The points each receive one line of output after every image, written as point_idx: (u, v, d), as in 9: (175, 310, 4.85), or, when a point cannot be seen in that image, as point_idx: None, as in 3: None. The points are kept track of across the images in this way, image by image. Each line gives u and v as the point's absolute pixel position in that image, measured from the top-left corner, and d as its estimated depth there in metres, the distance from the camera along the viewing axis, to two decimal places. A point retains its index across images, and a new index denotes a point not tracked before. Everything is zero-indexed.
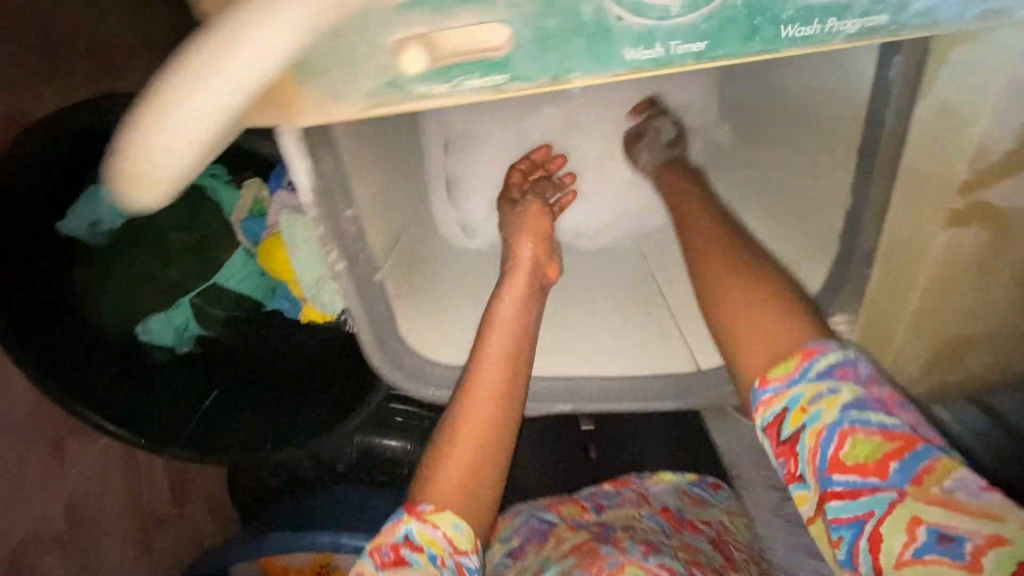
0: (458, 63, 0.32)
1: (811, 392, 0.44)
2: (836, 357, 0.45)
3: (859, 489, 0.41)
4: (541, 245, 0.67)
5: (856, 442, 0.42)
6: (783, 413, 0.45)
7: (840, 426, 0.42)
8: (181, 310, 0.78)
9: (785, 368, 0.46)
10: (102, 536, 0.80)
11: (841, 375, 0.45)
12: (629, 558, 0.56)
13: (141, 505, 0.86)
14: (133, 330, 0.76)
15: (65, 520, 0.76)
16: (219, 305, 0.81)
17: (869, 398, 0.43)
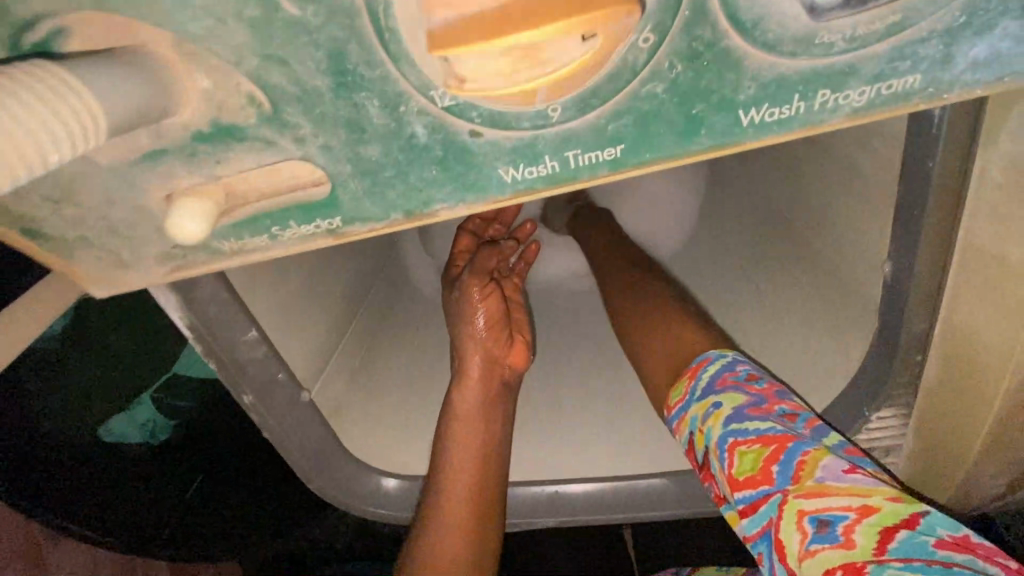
0: (264, 213, 0.32)
1: (701, 410, 0.44)
2: (718, 365, 0.46)
3: (755, 502, 0.39)
4: (496, 329, 0.54)
5: (741, 453, 0.40)
6: (691, 438, 0.45)
7: (725, 441, 0.41)
8: (144, 405, 0.74)
9: (676, 393, 0.48)
10: None
11: (721, 385, 0.44)
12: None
13: None
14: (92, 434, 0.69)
15: None
16: (183, 398, 0.77)
17: (747, 406, 0.42)
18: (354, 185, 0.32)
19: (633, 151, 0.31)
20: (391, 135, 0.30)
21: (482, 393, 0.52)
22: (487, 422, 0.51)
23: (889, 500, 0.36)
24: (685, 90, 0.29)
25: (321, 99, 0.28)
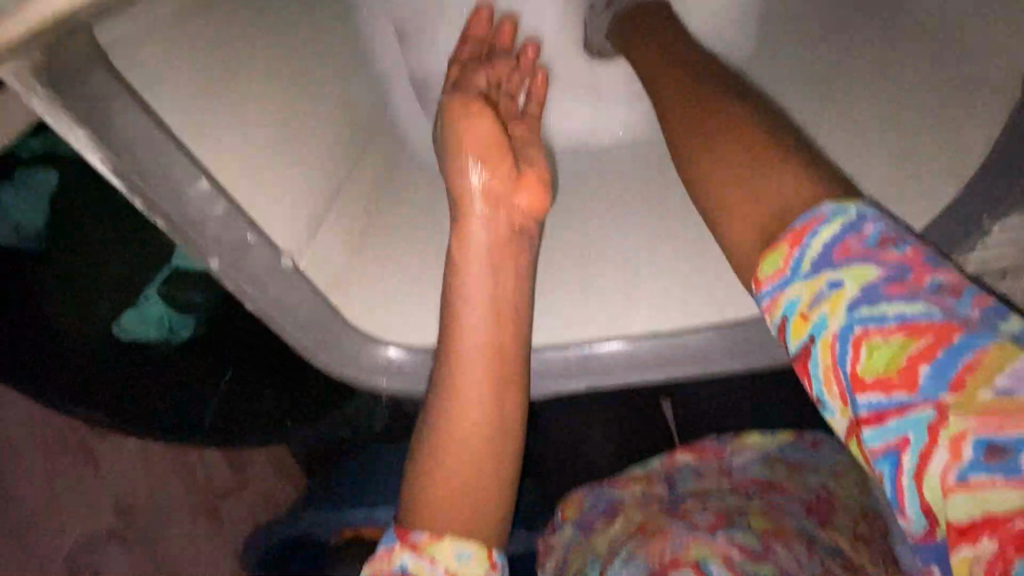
0: None
1: (810, 293, 0.30)
2: (839, 226, 0.30)
3: (886, 413, 0.27)
4: (495, 161, 0.47)
5: (873, 348, 0.28)
6: (784, 323, 0.31)
7: (853, 330, 0.28)
8: (154, 301, 0.71)
9: (774, 261, 0.32)
10: (166, 524, 0.82)
11: (841, 250, 0.30)
12: (694, 537, 0.49)
13: (197, 493, 0.86)
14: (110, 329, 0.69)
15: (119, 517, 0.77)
16: (191, 290, 0.72)
17: (882, 281, 0.29)
18: None
19: None
20: None
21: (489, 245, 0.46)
22: (495, 276, 0.46)
23: None
24: None
25: None
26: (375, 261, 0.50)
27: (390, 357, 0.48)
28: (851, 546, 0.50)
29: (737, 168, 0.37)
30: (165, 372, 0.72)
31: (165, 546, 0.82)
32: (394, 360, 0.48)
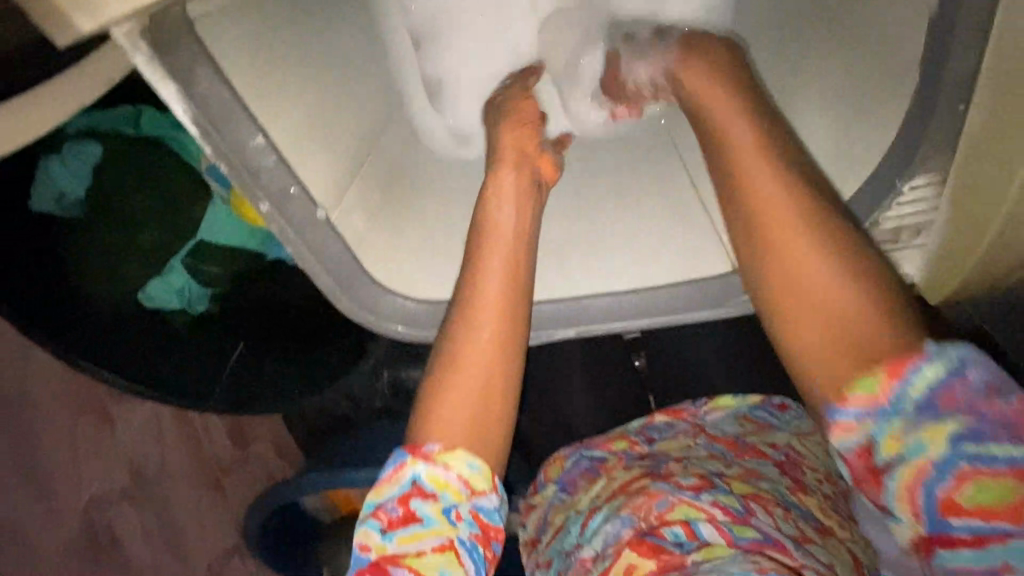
0: None
1: (917, 431, 0.36)
2: (938, 370, 0.36)
3: (986, 538, 0.33)
4: (519, 130, 0.59)
5: (976, 490, 0.34)
6: (872, 443, 0.37)
7: (956, 465, 0.34)
8: (177, 272, 0.76)
9: (869, 387, 0.38)
10: (175, 488, 0.87)
11: (943, 399, 0.36)
12: (676, 495, 0.49)
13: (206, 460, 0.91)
14: (137, 293, 0.75)
15: (132, 478, 0.82)
16: (213, 264, 0.78)
17: (984, 425, 0.34)
18: None
19: None
20: None
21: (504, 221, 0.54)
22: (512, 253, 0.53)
23: None
24: None
25: None
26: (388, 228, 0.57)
27: (404, 307, 0.57)
28: (819, 513, 0.51)
29: (810, 301, 0.41)
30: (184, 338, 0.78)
31: (172, 509, 0.86)
32: (407, 309, 0.57)
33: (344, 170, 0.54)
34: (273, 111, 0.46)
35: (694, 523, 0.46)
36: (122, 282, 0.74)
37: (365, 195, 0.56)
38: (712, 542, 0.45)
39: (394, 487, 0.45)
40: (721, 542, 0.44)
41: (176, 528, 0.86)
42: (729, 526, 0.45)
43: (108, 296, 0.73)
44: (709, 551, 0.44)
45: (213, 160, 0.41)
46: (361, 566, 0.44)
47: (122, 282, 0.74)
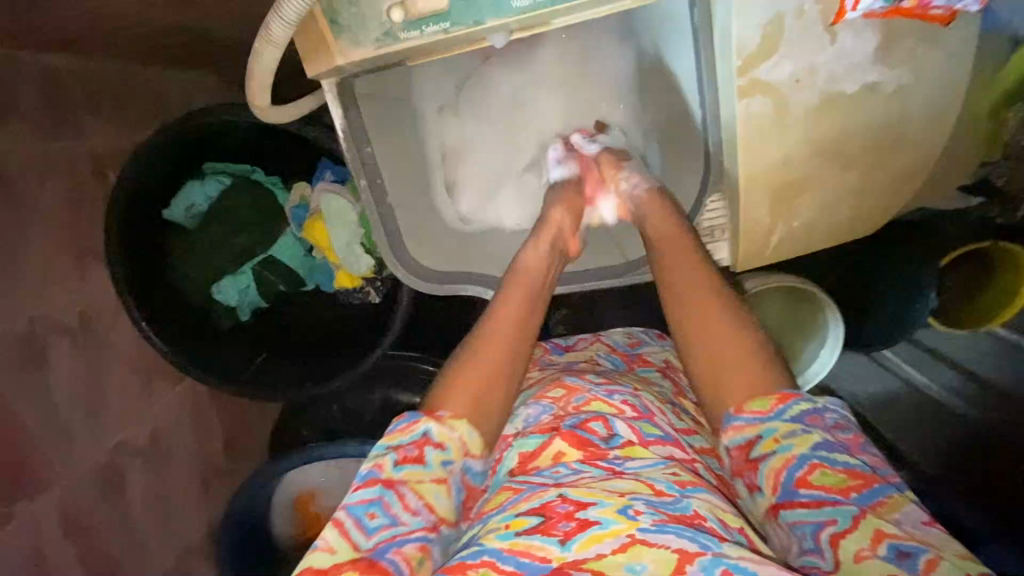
0: (427, 19, 0.58)
1: (785, 430, 0.54)
2: (805, 406, 0.55)
3: (822, 500, 0.49)
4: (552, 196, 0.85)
5: (819, 475, 0.50)
6: (754, 438, 0.55)
7: (810, 460, 0.51)
8: (246, 274, 1.04)
9: (762, 404, 0.56)
10: (175, 466, 0.98)
11: (812, 422, 0.54)
12: (594, 394, 0.64)
13: (205, 451, 1.04)
14: (213, 285, 1.04)
15: (149, 444, 0.94)
16: (274, 274, 1.06)
17: (836, 442, 0.52)
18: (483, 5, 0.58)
19: None
20: None
21: (522, 282, 0.75)
22: (527, 310, 0.72)
23: (957, 553, 0.45)
24: None
25: None
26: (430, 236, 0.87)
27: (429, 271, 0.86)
28: (692, 410, 0.72)
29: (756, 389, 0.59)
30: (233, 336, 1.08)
31: (168, 485, 0.96)
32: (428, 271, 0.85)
33: (412, 190, 0.85)
34: (381, 135, 0.78)
35: (617, 420, 0.60)
36: (207, 276, 1.04)
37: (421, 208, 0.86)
38: (633, 440, 0.58)
39: (406, 435, 0.58)
40: (636, 445, 0.58)
41: (167, 504, 0.95)
42: (637, 422, 0.60)
43: (189, 288, 1.04)
44: (629, 447, 0.58)
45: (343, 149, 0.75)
46: (368, 479, 0.55)
47: (207, 276, 1.04)
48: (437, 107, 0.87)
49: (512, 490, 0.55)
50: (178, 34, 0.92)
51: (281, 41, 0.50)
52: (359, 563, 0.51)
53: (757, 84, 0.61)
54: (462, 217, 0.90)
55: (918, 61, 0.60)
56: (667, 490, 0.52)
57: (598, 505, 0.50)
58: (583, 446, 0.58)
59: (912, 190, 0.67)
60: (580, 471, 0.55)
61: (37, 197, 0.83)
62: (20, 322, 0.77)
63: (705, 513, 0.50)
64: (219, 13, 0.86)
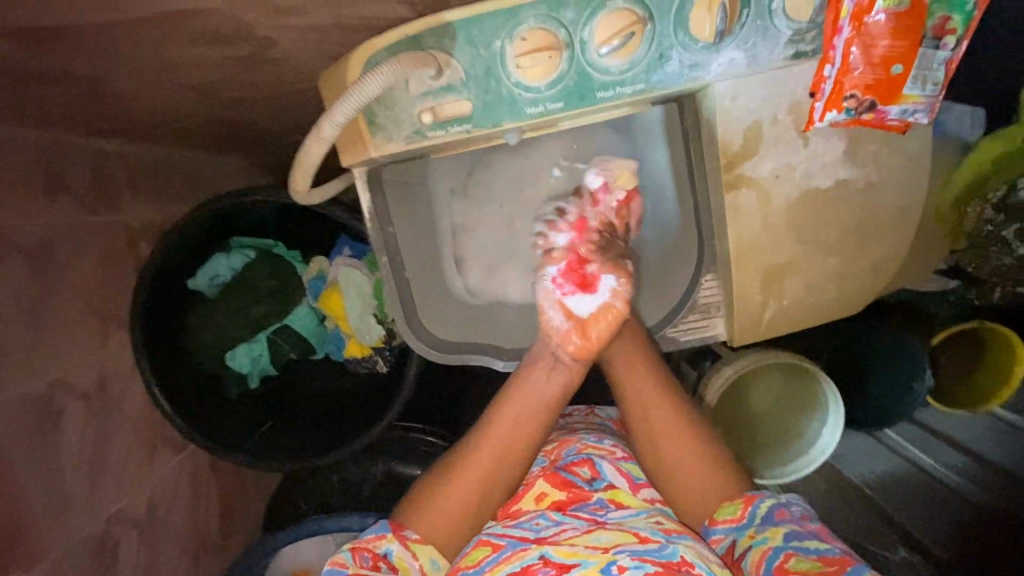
0: (452, 121, 0.66)
1: (759, 527, 0.62)
2: (770, 502, 0.64)
3: None
4: None
5: (793, 561, 0.57)
6: (732, 541, 0.63)
7: (786, 550, 0.59)
8: (260, 341, 1.08)
9: (733, 512, 0.65)
10: (167, 540, 0.95)
11: (780, 517, 0.62)
12: (582, 446, 0.71)
13: (198, 525, 1.01)
14: (225, 354, 1.07)
15: (146, 514, 0.91)
16: (287, 340, 1.09)
17: (804, 532, 0.60)
18: (503, 110, 0.65)
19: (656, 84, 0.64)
20: (571, 77, 0.63)
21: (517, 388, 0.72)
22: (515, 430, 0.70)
23: None
24: (649, 62, 0.63)
25: (470, 82, 0.64)
26: (429, 313, 0.89)
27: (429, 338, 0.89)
28: None
29: None
30: (243, 403, 1.10)
31: (159, 560, 0.92)
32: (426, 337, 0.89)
33: (425, 269, 0.88)
34: (400, 214, 0.84)
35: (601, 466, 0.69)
36: (223, 344, 1.06)
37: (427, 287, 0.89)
38: (615, 485, 0.67)
39: (371, 544, 0.62)
40: (619, 501, 0.65)
41: None
42: (624, 464, 0.70)
43: (203, 353, 1.06)
44: (613, 490, 0.66)
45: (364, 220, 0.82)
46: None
47: (223, 344, 1.06)
48: (450, 186, 0.87)
49: (491, 544, 0.61)
50: (215, 125, 1.01)
51: (330, 138, 0.60)
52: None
53: (741, 178, 0.69)
54: (471, 290, 0.90)
55: (882, 162, 0.68)
56: (652, 536, 0.58)
57: (581, 567, 0.55)
58: (566, 489, 0.65)
59: (890, 271, 0.72)
60: (562, 523, 0.61)
61: (73, 266, 0.88)
62: (42, 383, 0.79)
63: (693, 560, 0.56)
64: (258, 110, 0.96)
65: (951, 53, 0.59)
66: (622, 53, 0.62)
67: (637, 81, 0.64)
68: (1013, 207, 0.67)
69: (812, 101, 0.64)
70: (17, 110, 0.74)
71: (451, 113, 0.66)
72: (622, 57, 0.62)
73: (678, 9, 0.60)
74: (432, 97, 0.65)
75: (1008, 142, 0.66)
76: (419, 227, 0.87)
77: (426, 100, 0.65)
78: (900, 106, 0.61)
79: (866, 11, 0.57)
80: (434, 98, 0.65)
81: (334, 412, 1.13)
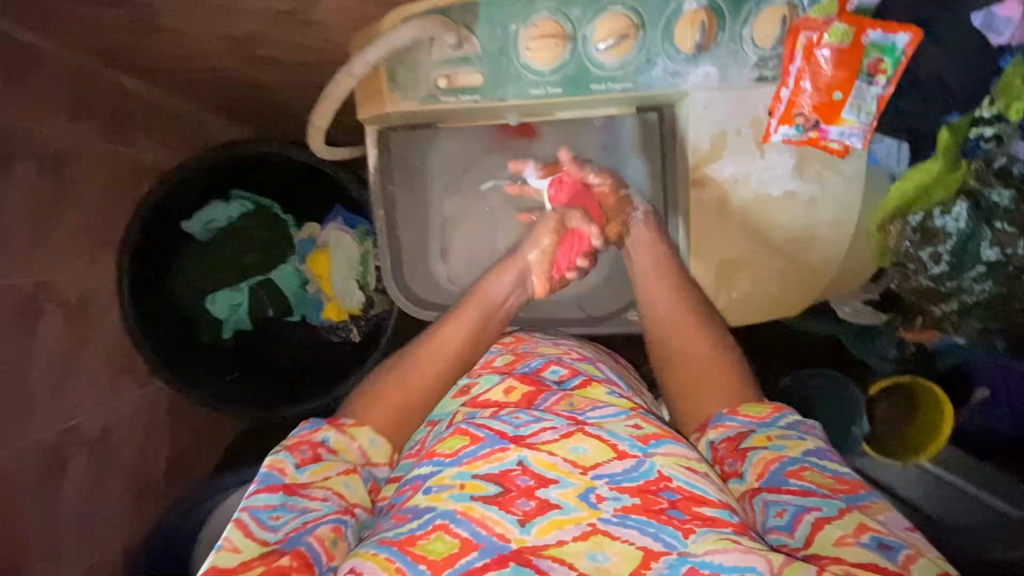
0: (463, 91, 0.75)
1: (780, 430, 0.58)
2: (794, 414, 0.60)
3: (809, 493, 0.52)
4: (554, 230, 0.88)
5: (809, 473, 0.53)
6: (745, 434, 0.59)
7: (802, 460, 0.55)
8: (242, 291, 1.12)
9: (758, 411, 0.62)
10: (113, 469, 0.94)
11: (804, 430, 0.59)
12: (542, 343, 0.67)
13: (145, 465, 1.00)
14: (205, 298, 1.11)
15: (99, 437, 0.91)
16: (269, 295, 1.14)
17: (827, 452, 0.56)
18: (510, 86, 0.75)
19: (643, 84, 0.75)
20: (572, 64, 0.74)
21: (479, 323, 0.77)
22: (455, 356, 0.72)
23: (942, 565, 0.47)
24: (640, 60, 0.73)
25: (485, 57, 0.73)
26: (411, 281, 0.97)
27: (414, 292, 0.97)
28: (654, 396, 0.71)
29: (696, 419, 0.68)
30: (213, 350, 1.12)
31: (101, 487, 0.91)
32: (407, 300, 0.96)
33: (411, 242, 0.95)
34: (405, 179, 0.93)
35: (566, 367, 0.62)
36: (206, 287, 1.11)
37: (411, 262, 0.97)
38: (585, 382, 0.60)
39: (305, 438, 0.58)
40: (593, 400, 0.58)
41: (93, 508, 0.89)
42: (579, 363, 0.63)
43: (185, 294, 1.10)
44: (581, 388, 0.59)
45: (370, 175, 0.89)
46: (269, 482, 0.54)
47: (206, 287, 1.11)
48: (443, 185, 0.94)
49: (470, 436, 0.52)
50: (239, 96, 1.08)
51: (358, 74, 0.70)
52: (270, 556, 0.49)
53: (706, 177, 0.80)
54: (450, 278, 0.97)
55: (824, 180, 0.79)
56: (630, 449, 0.51)
57: (559, 486, 0.49)
58: (534, 385, 0.59)
59: (823, 278, 0.83)
60: (542, 421, 0.54)
61: (80, 184, 0.92)
62: (28, 282, 0.82)
63: (671, 474, 0.50)
64: (284, 86, 1.03)
65: (883, 90, 0.72)
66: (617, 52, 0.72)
67: (626, 80, 0.75)
68: (925, 230, 0.79)
69: (769, 119, 0.77)
70: (67, 31, 0.80)
71: (462, 84, 0.75)
72: (617, 56, 0.73)
73: (665, 23, 0.71)
74: (449, 67, 0.74)
75: (925, 173, 0.77)
76: (415, 198, 0.94)
77: (444, 68, 0.74)
78: (838, 128, 0.74)
79: (816, 45, 0.70)
80: (451, 66, 0.74)
81: (296, 373, 1.16)
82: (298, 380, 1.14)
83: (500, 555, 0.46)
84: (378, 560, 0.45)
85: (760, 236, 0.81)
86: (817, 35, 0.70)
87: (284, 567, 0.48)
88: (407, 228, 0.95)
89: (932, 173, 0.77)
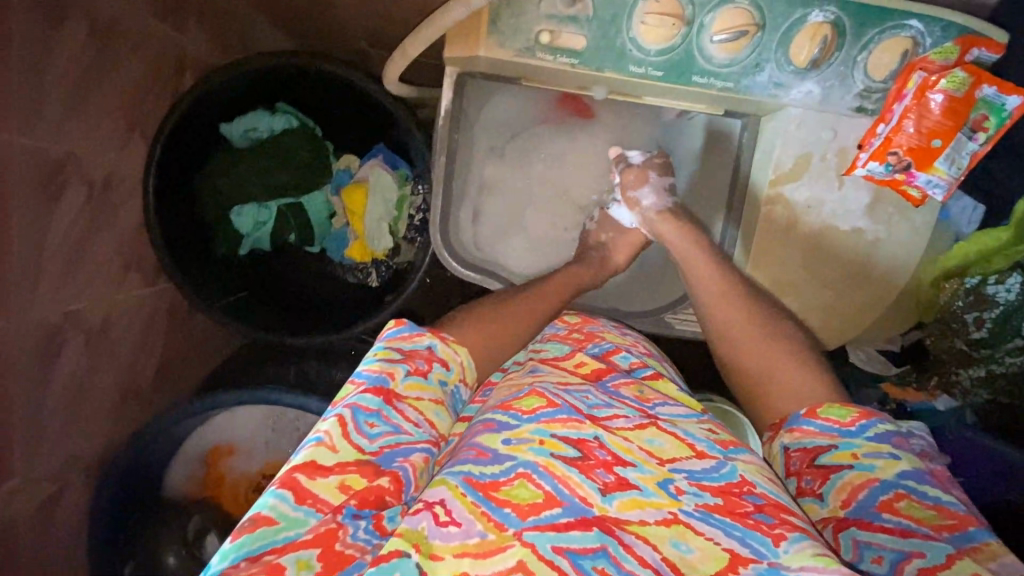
0: (563, 51, 0.72)
1: (871, 448, 0.56)
2: (887, 425, 0.58)
3: (908, 531, 0.50)
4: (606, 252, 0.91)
5: (905, 505, 0.52)
6: (829, 449, 0.58)
7: (896, 487, 0.53)
8: (269, 210, 1.06)
9: (842, 416, 0.60)
10: (107, 363, 0.89)
11: (896, 444, 0.57)
12: (608, 328, 0.71)
13: (136, 367, 0.95)
14: (229, 208, 1.06)
15: (99, 327, 0.87)
16: (295, 218, 1.08)
17: (927, 477, 0.54)
18: (612, 57, 0.71)
19: (745, 88, 0.73)
20: (680, 51, 0.71)
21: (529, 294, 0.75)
22: (502, 323, 0.70)
23: None
24: (751, 63, 0.71)
25: (596, 22, 0.70)
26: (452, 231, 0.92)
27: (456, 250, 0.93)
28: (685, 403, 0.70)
29: None
30: (225, 263, 1.08)
31: (92, 379, 0.87)
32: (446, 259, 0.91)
33: (461, 195, 0.91)
34: (468, 132, 0.89)
35: (636, 357, 0.66)
36: (231, 197, 1.05)
37: (457, 215, 0.92)
38: (655, 375, 0.64)
39: (410, 345, 0.58)
40: (662, 395, 0.60)
41: (79, 400, 0.85)
42: (646, 357, 0.67)
43: (208, 199, 1.04)
44: (652, 379, 0.63)
45: (436, 116, 0.83)
46: (375, 385, 0.52)
47: (231, 197, 1.05)
48: (488, 147, 0.91)
49: (548, 399, 0.54)
50: (308, 14, 1.01)
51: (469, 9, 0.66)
52: (366, 467, 0.48)
53: (781, 195, 0.79)
54: (477, 244, 0.94)
55: (893, 224, 0.79)
56: (709, 449, 0.53)
57: (637, 469, 0.51)
58: (605, 366, 0.63)
59: (866, 320, 0.83)
60: (615, 408, 0.56)
61: (125, 59, 0.85)
62: (58, 149, 0.76)
63: (753, 479, 0.51)
64: (361, 14, 0.97)
65: (977, 147, 0.72)
66: (729, 50, 0.70)
67: (729, 80, 0.72)
68: (977, 294, 0.81)
69: (858, 151, 0.75)
70: None
71: (565, 45, 0.71)
72: (728, 52, 0.70)
73: (785, 29, 0.68)
74: (556, 24, 0.70)
75: (992, 240, 0.79)
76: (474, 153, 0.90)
77: (550, 24, 0.70)
78: (927, 175, 0.74)
79: (931, 87, 0.68)
80: (558, 22, 0.70)
81: (305, 306, 1.12)
82: (308, 313, 1.10)
83: (584, 519, 0.47)
84: (464, 500, 0.46)
85: (821, 266, 0.80)
86: (933, 78, 0.68)
87: (382, 488, 0.47)
88: (461, 181, 0.91)
89: (998, 241, 0.79)
